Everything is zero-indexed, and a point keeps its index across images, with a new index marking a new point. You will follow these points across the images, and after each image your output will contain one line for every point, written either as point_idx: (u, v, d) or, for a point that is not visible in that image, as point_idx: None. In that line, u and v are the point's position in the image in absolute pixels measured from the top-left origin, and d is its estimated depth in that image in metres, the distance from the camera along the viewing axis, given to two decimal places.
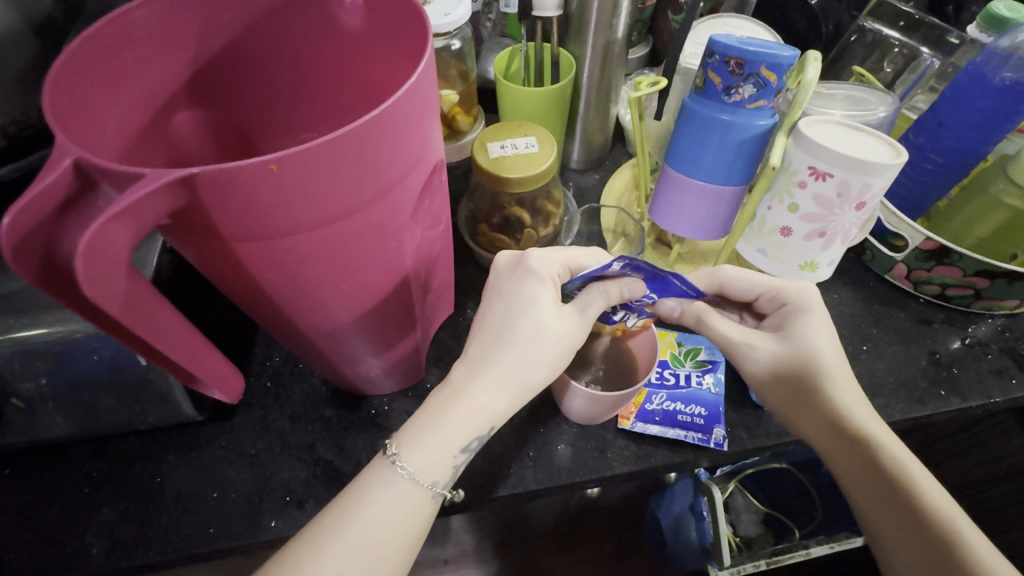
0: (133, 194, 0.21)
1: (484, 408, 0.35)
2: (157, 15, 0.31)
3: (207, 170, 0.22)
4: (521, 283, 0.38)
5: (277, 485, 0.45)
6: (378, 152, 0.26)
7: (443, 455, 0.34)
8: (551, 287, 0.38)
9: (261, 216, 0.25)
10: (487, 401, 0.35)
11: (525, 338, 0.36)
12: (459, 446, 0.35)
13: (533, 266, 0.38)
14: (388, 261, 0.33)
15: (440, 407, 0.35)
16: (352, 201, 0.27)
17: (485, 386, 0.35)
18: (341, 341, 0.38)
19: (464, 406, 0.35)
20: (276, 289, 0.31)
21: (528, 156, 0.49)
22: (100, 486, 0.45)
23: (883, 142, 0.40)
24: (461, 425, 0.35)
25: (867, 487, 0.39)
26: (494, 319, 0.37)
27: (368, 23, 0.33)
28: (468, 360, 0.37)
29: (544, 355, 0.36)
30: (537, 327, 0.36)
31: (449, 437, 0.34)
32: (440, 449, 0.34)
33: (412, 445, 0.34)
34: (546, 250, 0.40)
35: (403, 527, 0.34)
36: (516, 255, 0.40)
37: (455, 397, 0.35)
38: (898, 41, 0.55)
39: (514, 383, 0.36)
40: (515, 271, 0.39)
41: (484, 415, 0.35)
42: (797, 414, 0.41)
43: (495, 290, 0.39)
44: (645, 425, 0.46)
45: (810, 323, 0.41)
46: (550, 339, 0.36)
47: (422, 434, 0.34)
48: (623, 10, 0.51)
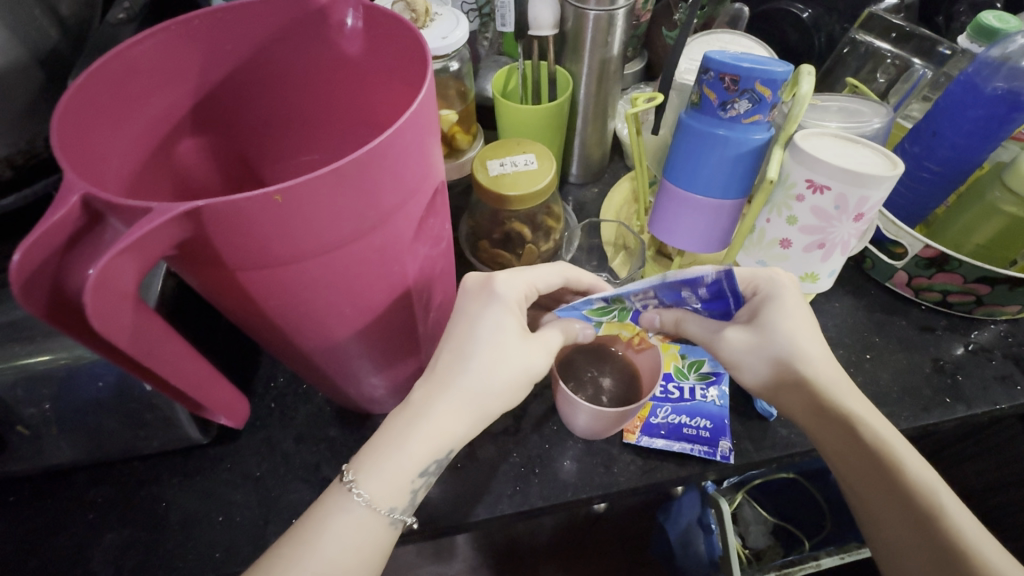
0: (138, 230, 0.21)
1: (443, 434, 0.34)
2: (161, 47, 0.31)
3: (214, 203, 0.22)
4: (484, 309, 0.37)
5: (282, 506, 0.45)
6: (379, 179, 0.26)
7: (402, 481, 0.34)
8: (514, 313, 0.37)
9: (265, 245, 0.25)
10: (447, 426, 0.34)
11: (484, 362, 0.35)
12: (418, 471, 0.34)
13: (498, 290, 0.38)
14: (390, 285, 0.34)
15: (399, 430, 0.35)
16: (353, 227, 0.27)
17: (445, 412, 0.35)
18: (343, 361, 0.38)
19: (424, 428, 0.34)
20: (280, 314, 0.31)
21: (527, 173, 0.49)
22: (104, 512, 0.45)
23: (878, 154, 0.40)
24: (420, 451, 0.34)
25: (849, 458, 0.39)
26: (452, 341, 0.36)
27: (368, 49, 0.34)
28: (427, 382, 0.36)
29: (505, 382, 0.36)
30: (495, 354, 0.36)
31: (405, 463, 0.34)
32: (396, 473, 0.34)
33: (373, 469, 0.34)
34: (512, 274, 0.39)
35: (359, 551, 0.34)
36: (483, 275, 0.39)
37: (414, 419, 0.35)
38: (890, 53, 0.56)
39: (471, 409, 0.35)
40: (480, 294, 0.38)
41: (443, 440, 0.34)
42: (779, 393, 0.40)
43: (457, 311, 0.38)
44: (651, 439, 0.46)
45: (777, 310, 0.40)
46: (509, 366, 0.36)
47: (382, 458, 0.34)
48: (618, 28, 0.52)
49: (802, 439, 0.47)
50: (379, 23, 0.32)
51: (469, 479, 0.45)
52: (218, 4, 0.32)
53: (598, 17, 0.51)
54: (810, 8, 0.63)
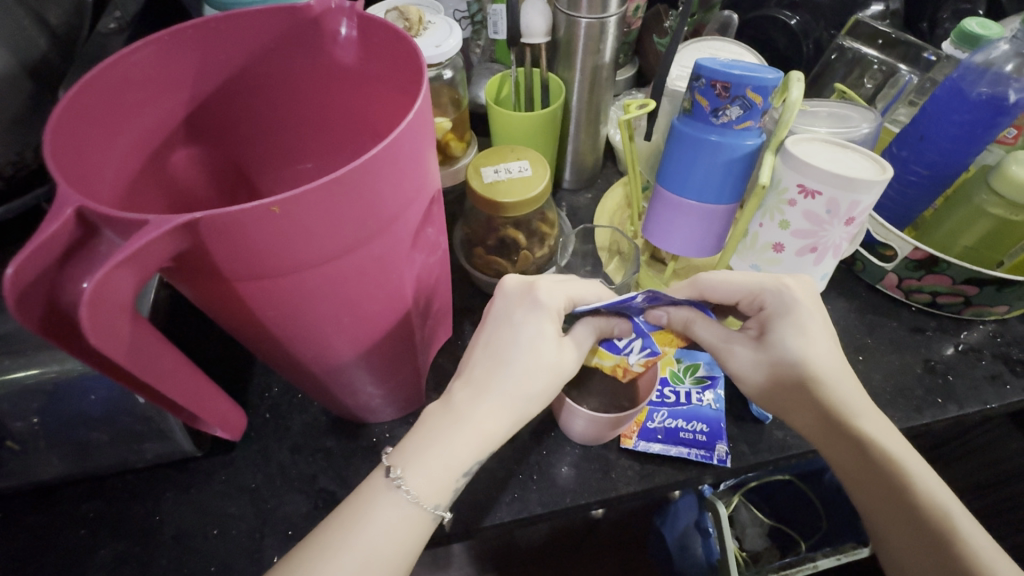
0: (136, 243, 0.21)
1: (487, 434, 0.34)
2: (155, 58, 0.31)
3: (214, 214, 0.22)
4: (528, 314, 0.37)
5: (278, 518, 0.44)
6: (378, 189, 0.26)
7: (447, 480, 0.34)
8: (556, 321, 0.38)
9: (264, 256, 0.25)
10: (490, 425, 0.35)
11: (528, 364, 0.36)
12: (461, 470, 0.34)
13: (541, 297, 0.38)
14: (388, 294, 0.34)
15: (442, 429, 0.34)
16: (351, 237, 0.27)
17: (489, 412, 0.35)
18: (340, 371, 0.38)
19: (468, 426, 0.34)
20: (277, 325, 0.31)
21: (521, 180, 0.49)
22: (97, 527, 0.44)
23: (867, 159, 0.41)
24: (464, 450, 0.34)
25: (860, 476, 0.39)
26: (495, 347, 0.37)
27: (362, 59, 0.34)
28: (469, 382, 0.36)
29: (545, 384, 0.36)
30: (542, 360, 0.36)
31: (453, 461, 0.34)
32: (443, 471, 0.34)
33: (416, 466, 0.33)
34: (554, 283, 0.39)
35: (404, 544, 0.33)
36: (523, 280, 0.40)
37: (458, 418, 0.35)
38: (876, 59, 0.57)
39: (514, 411, 0.35)
40: (523, 301, 0.38)
41: (487, 438, 0.35)
42: (786, 411, 0.41)
43: (498, 316, 0.38)
44: (648, 444, 0.46)
45: (787, 326, 0.40)
46: (550, 370, 0.36)
47: (427, 454, 0.34)
48: (610, 35, 0.53)
49: (797, 441, 0.47)
50: (373, 33, 0.32)
51: (467, 487, 0.45)
52: (211, 14, 0.32)
53: (590, 25, 0.51)
54: (797, 14, 0.64)
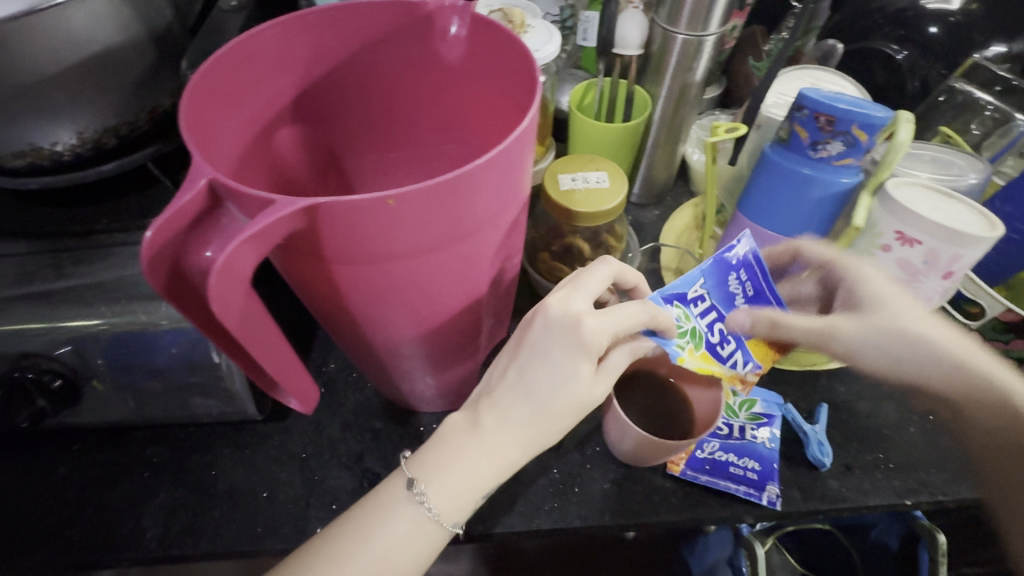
0: (264, 220, 0.22)
1: (510, 460, 0.34)
2: (278, 39, 0.32)
3: (331, 201, 0.23)
4: (564, 354, 0.33)
5: (323, 491, 0.46)
6: (481, 190, 0.27)
7: (466, 501, 0.34)
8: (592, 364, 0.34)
9: (368, 244, 0.26)
10: (513, 454, 0.34)
11: (552, 408, 0.34)
12: (482, 492, 0.35)
13: (585, 338, 0.33)
14: (468, 289, 0.34)
15: (467, 450, 0.34)
16: (449, 233, 0.28)
17: (516, 441, 0.34)
18: (404, 354, 0.39)
19: (492, 453, 0.34)
20: (362, 307, 0.32)
21: (598, 191, 0.49)
22: (158, 472, 0.47)
23: (975, 212, 0.39)
24: (486, 474, 0.34)
25: (996, 422, 0.38)
26: (524, 380, 0.34)
27: (470, 57, 0.35)
28: (493, 405, 0.35)
29: (570, 420, 0.35)
30: (569, 399, 0.34)
31: (477, 482, 0.34)
32: (463, 493, 0.34)
33: (441, 483, 0.34)
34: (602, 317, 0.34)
35: (416, 553, 0.34)
36: (569, 308, 0.34)
37: (482, 440, 0.34)
38: (990, 105, 0.54)
39: (539, 437, 0.35)
40: (565, 337, 0.34)
41: (509, 463, 0.35)
42: (901, 371, 0.41)
43: (536, 344, 0.34)
44: (695, 474, 0.45)
45: (881, 292, 0.40)
46: (581, 408, 0.34)
47: (450, 474, 0.34)
48: (705, 54, 0.52)
49: (853, 495, 0.45)
50: (487, 32, 0.33)
51: (507, 488, 0.46)
52: (334, 3, 0.33)
53: (687, 42, 0.50)
54: (905, 49, 0.61)
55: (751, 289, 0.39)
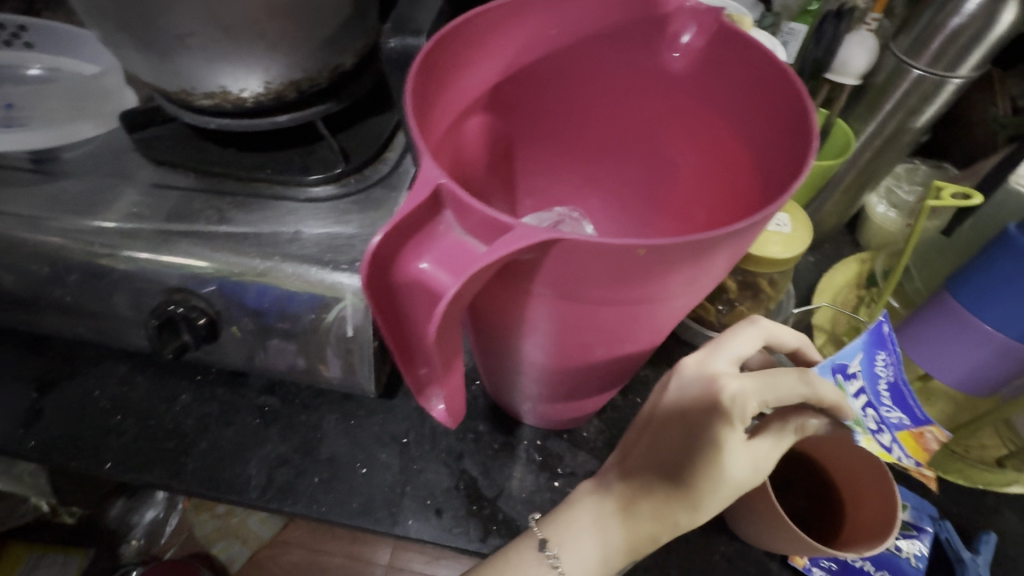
0: (504, 250, 0.20)
1: (647, 536, 0.33)
2: (507, 26, 0.30)
3: (577, 238, 0.21)
4: (699, 424, 0.31)
5: (420, 483, 0.45)
6: (727, 248, 0.23)
7: (600, 568, 0.35)
8: (732, 437, 0.30)
9: (587, 283, 0.24)
10: (651, 530, 0.33)
11: (695, 490, 0.31)
12: (616, 564, 0.35)
13: (721, 409, 0.30)
14: (646, 338, 0.31)
15: (602, 521, 0.34)
16: (668, 288, 0.25)
17: (654, 517, 0.33)
18: (545, 380, 0.36)
19: (631, 529, 0.34)
20: (535, 334, 0.30)
21: (778, 235, 0.43)
22: (268, 422, 0.48)
23: None
24: (621, 547, 0.34)
25: None
26: (663, 452, 0.33)
27: (705, 75, 0.31)
28: (630, 478, 0.34)
29: (718, 502, 0.32)
30: (714, 480, 0.31)
31: (604, 548, 0.34)
32: (598, 561, 0.35)
33: (570, 548, 0.35)
34: (748, 385, 0.30)
35: None
36: (706, 371, 0.32)
37: (622, 513, 0.34)
38: None
39: (680, 518, 0.32)
40: (701, 406, 0.31)
41: (649, 539, 0.34)
42: None
43: (667, 413, 0.32)
44: (820, 572, 0.41)
45: None
46: (726, 490, 0.31)
47: (583, 542, 0.35)
48: (940, 97, 0.44)
49: None
50: (742, 52, 0.29)
51: None
52: None
53: (924, 81, 0.43)
54: None
55: (888, 387, 0.33)
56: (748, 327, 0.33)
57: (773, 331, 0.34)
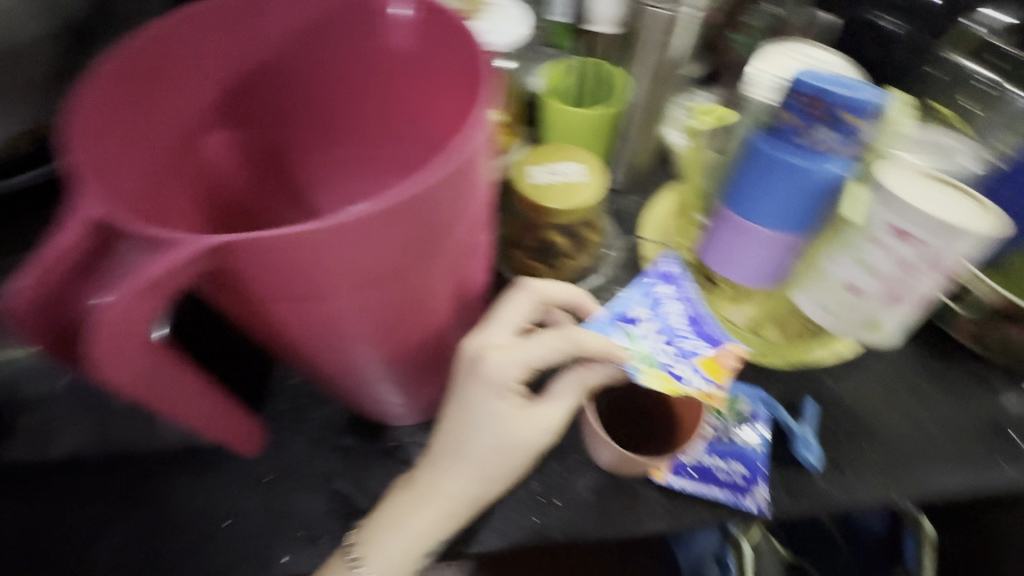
0: (156, 268, 0.19)
1: (447, 514, 0.36)
2: (188, 36, 0.28)
3: (239, 238, 0.20)
4: (482, 398, 0.34)
5: (291, 516, 0.43)
6: (427, 219, 0.23)
7: (405, 559, 0.36)
8: (508, 403, 0.34)
9: (296, 283, 0.23)
10: (451, 508, 0.36)
11: (487, 460, 0.35)
12: (422, 551, 0.36)
13: (498, 381, 0.34)
14: (426, 317, 0.31)
15: (406, 511, 0.36)
16: (390, 268, 0.24)
17: (451, 494, 0.35)
18: (364, 381, 0.36)
19: (432, 511, 0.35)
20: (305, 341, 0.29)
21: (572, 184, 0.45)
22: (108, 506, 0.43)
23: (971, 200, 0.37)
24: (425, 530, 0.36)
25: None
26: (454, 432, 0.35)
27: (421, 50, 0.30)
28: (431, 464, 0.36)
29: (512, 465, 0.36)
30: (500, 448, 0.35)
31: (407, 536, 0.36)
32: (403, 553, 0.36)
33: (376, 547, 0.36)
34: (512, 354, 0.34)
35: None
36: (480, 346, 0.34)
37: (425, 497, 0.35)
38: (977, 74, 0.50)
39: (478, 489, 0.36)
40: (482, 381, 0.34)
41: (450, 516, 0.36)
42: None
43: (457, 391, 0.35)
44: (680, 481, 0.44)
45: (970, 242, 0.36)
46: (516, 455, 0.35)
47: (388, 539, 0.36)
48: (682, 28, 0.48)
49: (840, 493, 0.44)
50: (437, 19, 0.28)
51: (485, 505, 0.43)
52: None
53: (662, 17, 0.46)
54: None
55: (685, 317, 0.39)
56: (517, 292, 0.37)
57: (543, 291, 0.38)
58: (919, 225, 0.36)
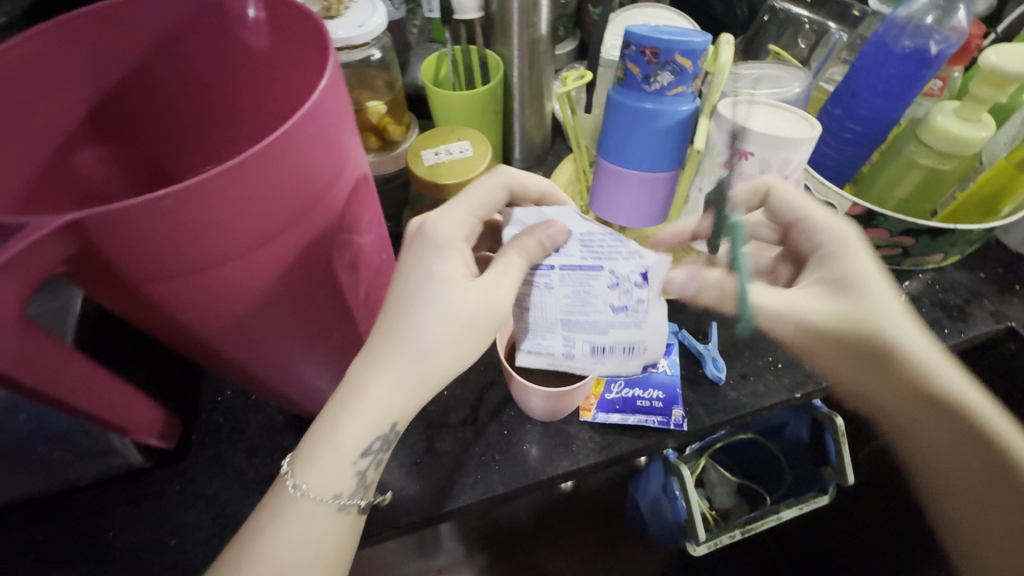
0: (15, 246, 0.20)
1: (379, 405, 0.33)
2: (40, 52, 0.29)
3: (96, 211, 0.21)
4: (426, 254, 0.36)
5: (238, 522, 0.43)
6: (286, 176, 0.26)
7: (341, 468, 0.34)
8: (450, 261, 0.36)
9: (168, 254, 0.24)
10: (384, 399, 0.34)
11: (428, 326, 0.34)
12: (356, 454, 0.34)
13: (441, 240, 0.37)
14: (320, 284, 0.33)
15: (338, 412, 0.34)
16: (263, 228, 0.26)
17: (384, 378, 0.34)
18: (279, 366, 0.37)
19: (363, 406, 0.33)
20: (201, 326, 0.30)
21: (464, 160, 0.49)
22: (44, 551, 0.42)
23: (799, 117, 0.42)
24: (355, 431, 0.33)
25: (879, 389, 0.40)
26: (395, 306, 0.35)
27: (273, 44, 0.32)
28: (368, 350, 0.34)
29: (450, 337, 0.34)
30: (440, 309, 0.34)
31: (339, 446, 0.34)
32: (334, 461, 0.34)
33: (309, 469, 0.33)
34: (453, 215, 0.38)
35: (305, 544, 0.33)
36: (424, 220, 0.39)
37: (355, 397, 0.33)
38: (807, 18, 0.58)
39: (414, 372, 0.34)
40: (429, 245, 0.37)
41: (379, 416, 0.34)
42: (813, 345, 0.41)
43: (405, 257, 0.37)
44: (607, 415, 0.47)
45: (791, 154, 0.40)
46: (454, 325, 0.34)
47: (318, 452, 0.33)
48: (542, 7, 0.52)
49: (750, 399, 0.48)
50: (280, 11, 0.30)
51: (429, 474, 0.45)
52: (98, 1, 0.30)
53: None
54: None
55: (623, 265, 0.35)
56: (487, 178, 0.41)
57: (510, 180, 0.41)
58: (747, 143, 0.41)
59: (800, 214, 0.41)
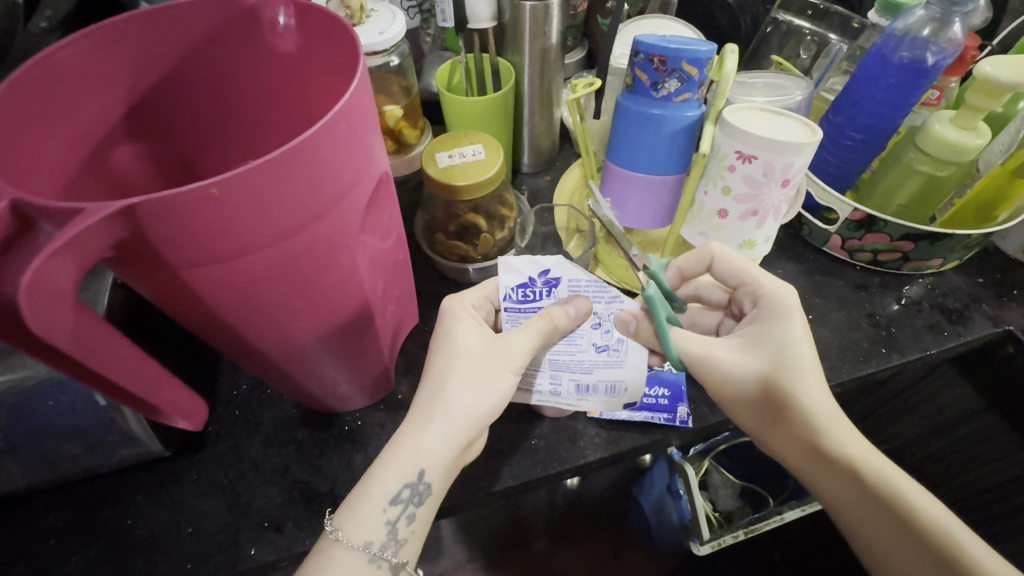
0: (73, 229, 0.21)
1: (412, 456, 0.37)
2: (87, 52, 0.31)
3: (146, 199, 0.22)
4: (456, 328, 0.41)
5: (253, 511, 0.45)
6: (317, 169, 0.27)
7: (374, 513, 0.36)
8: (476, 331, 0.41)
9: (207, 241, 0.26)
10: (416, 450, 0.37)
11: (454, 386, 0.38)
12: (386, 503, 0.36)
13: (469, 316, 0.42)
14: (342, 275, 0.34)
15: (379, 462, 0.37)
16: (294, 219, 0.28)
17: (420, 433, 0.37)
18: (299, 356, 0.38)
19: (397, 455, 0.37)
20: (230, 313, 0.31)
21: (476, 163, 0.50)
22: (66, 536, 0.43)
23: (799, 124, 0.43)
24: (390, 482, 0.36)
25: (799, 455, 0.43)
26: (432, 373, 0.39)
27: (301, 47, 0.34)
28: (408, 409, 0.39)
29: (475, 395, 0.38)
30: (467, 372, 0.38)
31: (375, 491, 0.36)
32: (370, 511, 0.36)
33: (347, 516, 0.36)
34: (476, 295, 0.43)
35: None
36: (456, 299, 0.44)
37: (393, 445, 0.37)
38: (808, 29, 0.60)
39: (443, 424, 0.37)
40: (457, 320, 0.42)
41: (412, 460, 0.36)
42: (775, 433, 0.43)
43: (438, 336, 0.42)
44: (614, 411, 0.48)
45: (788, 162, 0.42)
46: (479, 383, 0.38)
47: (357, 502, 0.36)
48: (553, 17, 0.54)
49: None
50: (309, 16, 0.32)
51: None
52: (144, 7, 0.32)
53: (534, 8, 0.52)
54: None
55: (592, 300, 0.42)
56: None
57: None
58: (747, 150, 0.42)
59: (742, 278, 0.45)
